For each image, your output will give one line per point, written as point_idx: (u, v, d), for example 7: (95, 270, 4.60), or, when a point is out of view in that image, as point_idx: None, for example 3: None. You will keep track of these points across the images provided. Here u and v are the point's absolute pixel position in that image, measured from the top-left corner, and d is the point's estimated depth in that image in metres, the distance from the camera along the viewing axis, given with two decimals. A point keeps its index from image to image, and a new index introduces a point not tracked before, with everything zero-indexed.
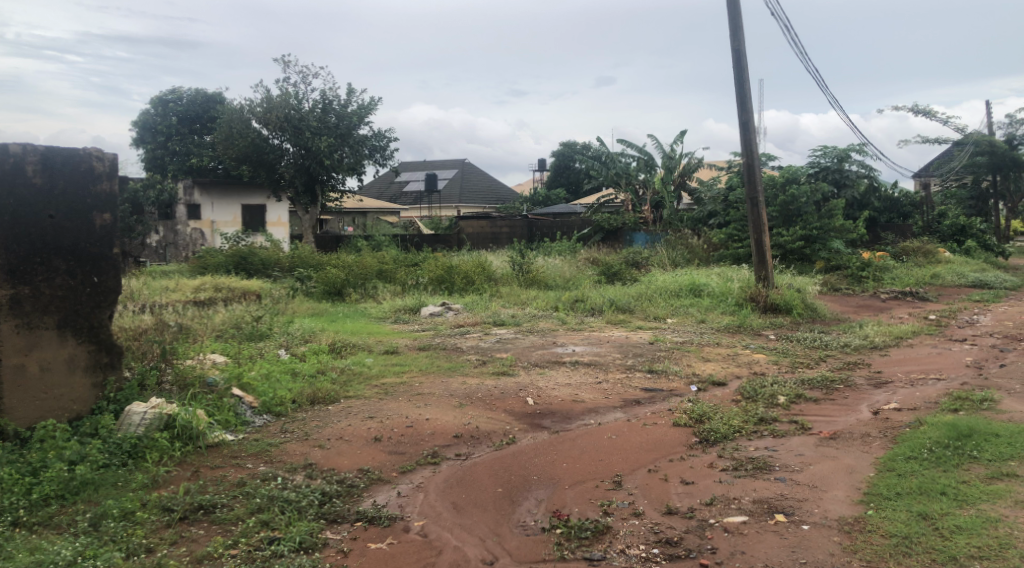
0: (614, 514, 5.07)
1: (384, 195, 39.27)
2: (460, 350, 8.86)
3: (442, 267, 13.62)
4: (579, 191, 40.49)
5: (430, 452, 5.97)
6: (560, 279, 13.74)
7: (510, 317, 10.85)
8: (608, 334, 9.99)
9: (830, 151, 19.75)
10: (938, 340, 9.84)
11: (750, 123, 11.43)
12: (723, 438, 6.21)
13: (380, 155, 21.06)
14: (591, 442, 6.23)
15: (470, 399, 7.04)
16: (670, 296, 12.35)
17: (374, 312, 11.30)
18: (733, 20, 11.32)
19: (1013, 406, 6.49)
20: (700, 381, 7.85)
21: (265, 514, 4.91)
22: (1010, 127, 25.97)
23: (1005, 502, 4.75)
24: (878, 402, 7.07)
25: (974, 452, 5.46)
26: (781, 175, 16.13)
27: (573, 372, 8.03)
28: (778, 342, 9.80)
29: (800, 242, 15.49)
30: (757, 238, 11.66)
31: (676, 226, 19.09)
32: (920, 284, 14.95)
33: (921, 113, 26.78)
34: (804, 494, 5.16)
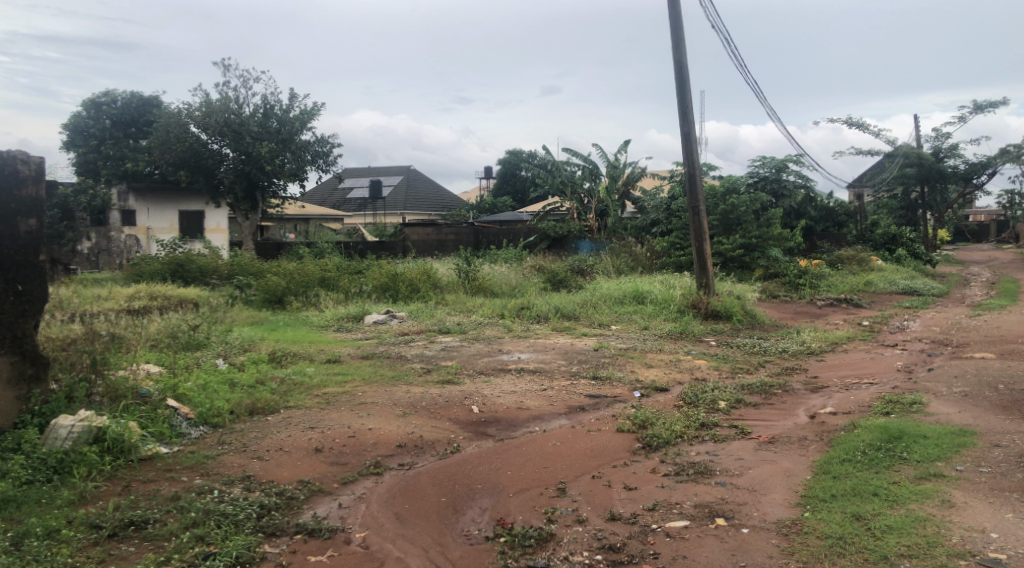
0: (558, 521, 5.08)
1: (328, 201, 38.82)
2: (404, 359, 8.79)
3: (387, 274, 13.51)
4: (525, 199, 40.66)
5: (373, 462, 5.90)
6: (506, 287, 13.75)
7: (455, 325, 10.81)
8: (553, 341, 10.03)
9: (769, 162, 20.26)
10: (871, 345, 10.15)
11: (691, 134, 11.63)
12: (665, 443, 6.28)
13: (322, 161, 20.82)
14: (536, 449, 6.23)
15: (414, 408, 6.98)
16: (614, 303, 12.46)
17: (316, 321, 11.12)
18: (675, 33, 11.52)
19: (940, 408, 6.72)
20: (643, 387, 7.93)
21: (200, 529, 4.78)
22: (937, 141, 26.96)
23: (932, 502, 4.91)
24: (815, 407, 7.24)
25: (903, 453, 5.64)
26: (722, 185, 16.46)
27: (518, 380, 8.03)
28: (719, 348, 9.97)
29: (740, 250, 15.85)
30: (698, 246, 11.86)
31: (620, 234, 19.31)
32: (854, 291, 15.39)
33: (854, 126, 27.62)
34: (744, 498, 5.25)
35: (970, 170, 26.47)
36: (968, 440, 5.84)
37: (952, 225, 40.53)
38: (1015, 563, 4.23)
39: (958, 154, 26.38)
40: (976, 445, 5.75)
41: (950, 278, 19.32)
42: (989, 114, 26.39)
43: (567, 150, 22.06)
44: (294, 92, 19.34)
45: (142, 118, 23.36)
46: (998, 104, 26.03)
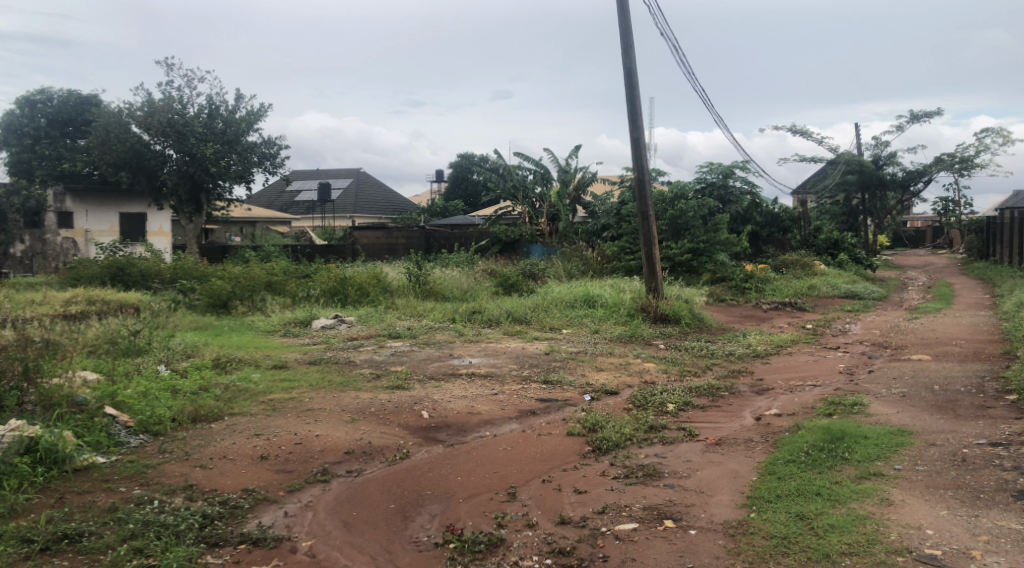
0: (508, 526, 5.06)
1: (275, 204, 38.27)
2: (353, 364, 8.68)
3: (335, 278, 13.36)
4: (476, 203, 40.65)
5: (320, 470, 5.81)
6: (457, 291, 13.70)
7: (405, 330, 10.72)
8: (504, 345, 10.03)
9: (716, 168, 20.61)
10: (814, 348, 10.38)
11: (641, 140, 11.76)
12: (615, 446, 6.32)
13: (269, 163, 20.51)
14: (486, 454, 6.20)
15: (363, 414, 6.90)
16: (565, 307, 12.52)
17: (262, 326, 10.92)
18: (625, 39, 11.63)
19: (880, 409, 6.89)
20: (594, 390, 7.97)
21: (139, 541, 4.66)
22: (877, 149, 27.70)
23: (872, 500, 5.03)
24: (760, 409, 7.36)
25: (845, 453, 5.76)
26: (670, 191, 16.70)
27: (469, 385, 7.98)
28: (668, 351, 10.08)
29: (688, 254, 16.05)
30: (648, 250, 11.97)
31: (571, 238, 19.42)
32: (798, 295, 15.73)
33: (798, 133, 28.25)
34: (691, 499, 5.30)
35: (907, 177, 27.31)
36: (906, 439, 6.00)
37: (891, 231, 41.77)
38: (950, 558, 4.35)
39: (896, 162, 27.19)
40: (913, 444, 5.90)
41: (889, 282, 19.89)
42: (925, 124, 27.27)
43: (518, 154, 22.09)
44: (240, 93, 19.01)
45: (80, 117, 22.75)
46: (933, 114, 26.90)
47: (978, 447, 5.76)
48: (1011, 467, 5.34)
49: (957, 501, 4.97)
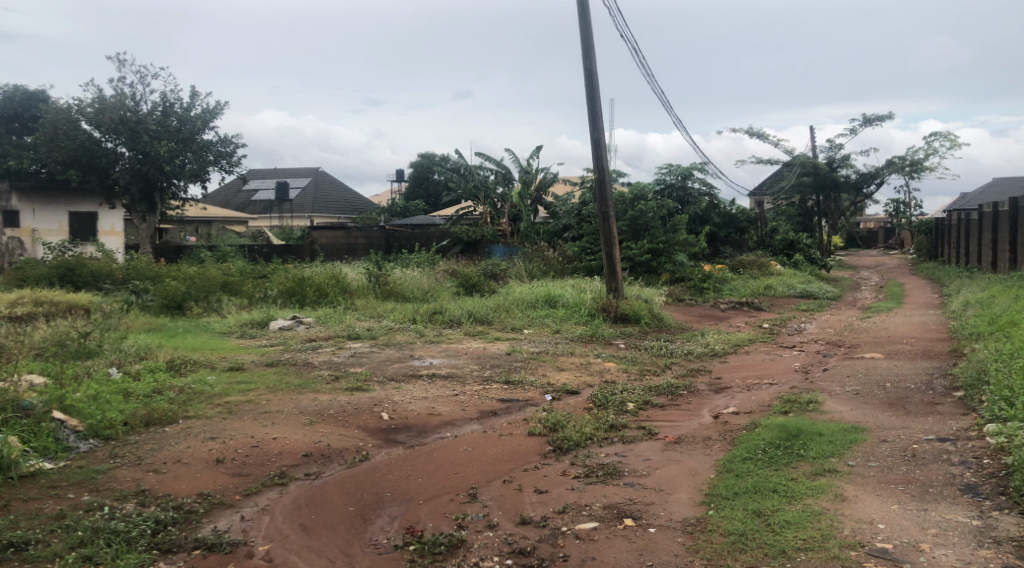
0: (468, 527, 5.05)
1: (232, 203, 37.72)
2: (312, 366, 8.58)
3: (294, 279, 13.21)
4: (438, 203, 40.55)
5: (278, 473, 5.73)
6: (418, 291, 13.64)
7: (365, 331, 10.63)
8: (466, 346, 10.00)
9: (675, 169, 20.79)
10: (771, 347, 10.55)
11: (601, 141, 11.82)
12: (576, 446, 6.34)
13: (226, 161, 20.18)
14: (447, 455, 6.17)
15: (321, 416, 6.82)
16: (526, 307, 12.53)
17: (218, 327, 10.75)
18: (585, 41, 11.68)
19: (835, 407, 7.02)
20: (555, 390, 7.98)
21: (89, 548, 4.55)
22: (831, 151, 28.21)
23: (827, 496, 5.11)
24: (718, 407, 7.44)
25: (801, 450, 5.85)
26: (630, 192, 16.84)
27: (430, 386, 7.94)
28: (627, 351, 10.15)
29: (648, 255, 16.17)
30: (608, 251, 12.04)
31: (532, 239, 19.46)
32: (755, 295, 15.95)
33: (755, 135, 28.66)
34: (651, 498, 5.34)
35: (860, 179, 27.88)
36: (859, 436, 6.11)
37: (844, 232, 42.68)
38: (901, 551, 4.44)
39: (849, 165, 27.75)
40: (865, 441, 6.02)
41: (843, 282, 20.30)
42: (877, 127, 27.89)
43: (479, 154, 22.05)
44: (195, 90, 18.68)
45: (27, 113, 22.15)
46: (884, 118, 27.51)
47: (928, 442, 5.90)
48: (959, 461, 5.48)
49: (908, 495, 5.08)
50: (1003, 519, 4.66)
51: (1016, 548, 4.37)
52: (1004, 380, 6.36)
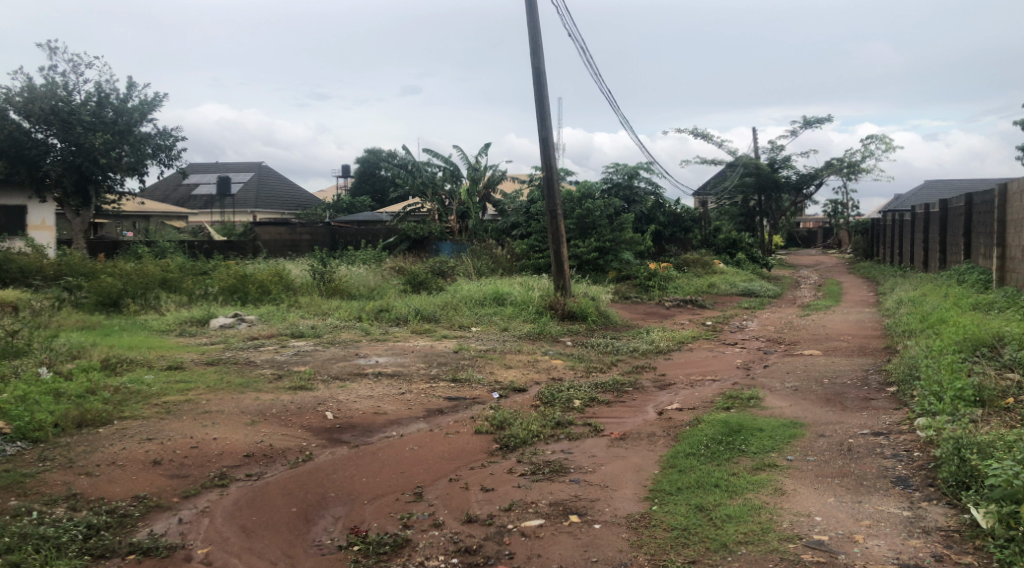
0: (413, 526, 5.01)
1: (170, 198, 36.78)
2: (254, 364, 8.41)
3: (235, 275, 12.96)
4: (384, 200, 40.24)
5: (218, 474, 5.61)
6: (364, 288, 13.51)
7: (309, 329, 10.48)
8: (412, 344, 9.93)
9: (621, 168, 20.99)
10: (714, 344, 10.73)
11: (549, 139, 11.86)
12: (522, 443, 6.35)
13: (164, 155, 19.68)
14: (393, 454, 6.12)
15: (263, 416, 6.70)
16: (474, 305, 12.50)
17: (156, 325, 10.47)
18: (533, 39, 11.70)
19: (775, 403, 7.16)
20: (501, 388, 7.98)
21: (15, 555, 4.40)
22: (773, 152, 28.84)
23: (766, 490, 5.22)
24: (663, 403, 7.55)
25: (742, 446, 5.96)
26: (578, 190, 16.96)
27: (375, 385, 7.86)
28: (574, 348, 10.21)
29: (595, 253, 16.30)
30: (556, 249, 12.09)
31: (481, 236, 19.45)
32: (699, 293, 16.19)
33: (699, 135, 29.12)
34: (596, 494, 5.38)
35: (800, 180, 28.59)
36: (798, 431, 6.25)
37: (785, 231, 43.74)
38: (836, 542, 4.55)
39: (790, 165, 28.43)
40: (803, 436, 6.16)
41: (784, 280, 20.77)
42: (817, 129, 28.62)
43: (427, 151, 21.92)
44: (132, 81, 18.16)
45: None
46: (824, 121, 28.24)
47: (863, 436, 6.06)
48: (892, 454, 5.64)
49: (843, 488, 5.22)
50: (931, 510, 4.82)
51: (943, 537, 4.52)
52: (934, 376, 6.58)
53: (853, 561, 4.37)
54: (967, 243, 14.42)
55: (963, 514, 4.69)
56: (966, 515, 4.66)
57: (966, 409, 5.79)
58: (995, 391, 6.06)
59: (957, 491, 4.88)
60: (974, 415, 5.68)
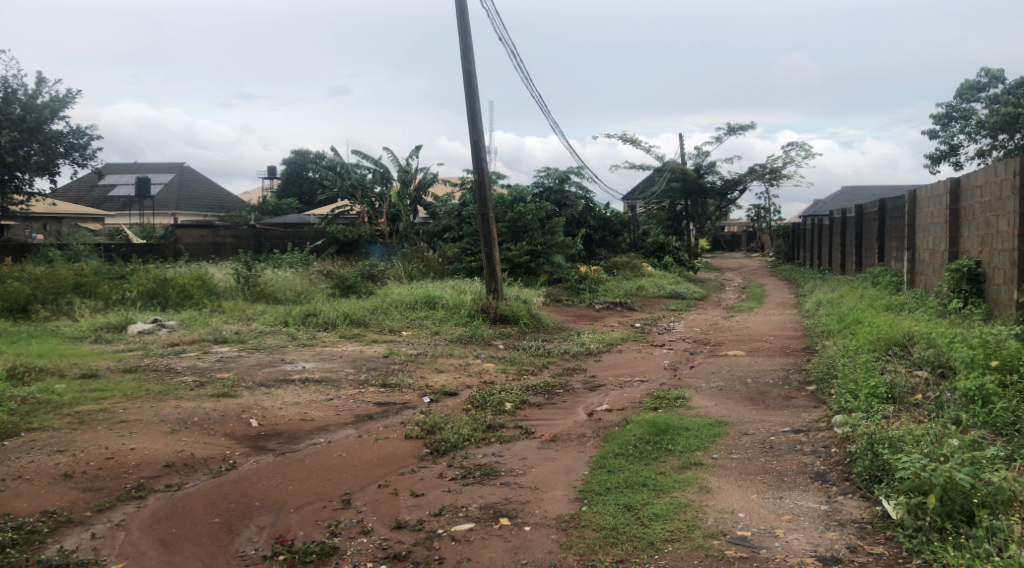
0: (341, 534, 4.93)
1: (85, 199, 35.40)
2: (174, 371, 8.16)
3: (155, 279, 12.55)
4: (312, 202, 39.63)
5: (134, 486, 5.41)
6: (290, 293, 13.26)
7: (233, 334, 10.23)
8: (341, 349, 9.78)
9: (552, 173, 21.23)
10: (643, 345, 10.90)
11: (480, 142, 11.86)
12: (453, 447, 6.32)
13: (78, 154, 18.91)
14: (320, 462, 6.01)
15: (184, 424, 6.50)
16: (405, 309, 12.39)
17: (69, 332, 10.07)
18: (464, 42, 11.69)
19: (701, 403, 7.31)
20: (432, 392, 7.93)
21: None
22: (698, 158, 29.55)
23: (693, 488, 5.32)
24: (593, 404, 7.62)
25: (669, 445, 6.07)
26: (510, 193, 16.99)
27: (302, 391, 7.71)
28: (506, 351, 10.23)
29: (527, 256, 16.37)
30: (488, 252, 12.08)
31: (412, 239, 19.30)
32: (628, 295, 16.40)
33: (628, 141, 29.60)
34: (527, 496, 5.39)
35: (725, 186, 29.40)
36: (722, 430, 6.40)
37: (711, 235, 44.73)
38: (758, 537, 4.66)
39: (714, 171, 29.19)
40: (728, 434, 6.30)
41: (709, 283, 21.29)
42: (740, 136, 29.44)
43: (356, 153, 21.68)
44: (41, 77, 17.40)
45: None
46: (747, 128, 29.05)
47: (784, 434, 6.24)
48: (811, 451, 5.82)
49: (765, 485, 5.35)
50: (847, 503, 4.99)
51: (857, 529, 4.68)
52: (850, 374, 6.82)
53: (774, 555, 4.48)
54: (880, 246, 15.02)
55: (875, 506, 4.86)
56: (879, 507, 4.84)
57: (879, 405, 6.02)
58: (905, 387, 6.31)
59: (871, 485, 5.07)
60: (887, 411, 5.90)
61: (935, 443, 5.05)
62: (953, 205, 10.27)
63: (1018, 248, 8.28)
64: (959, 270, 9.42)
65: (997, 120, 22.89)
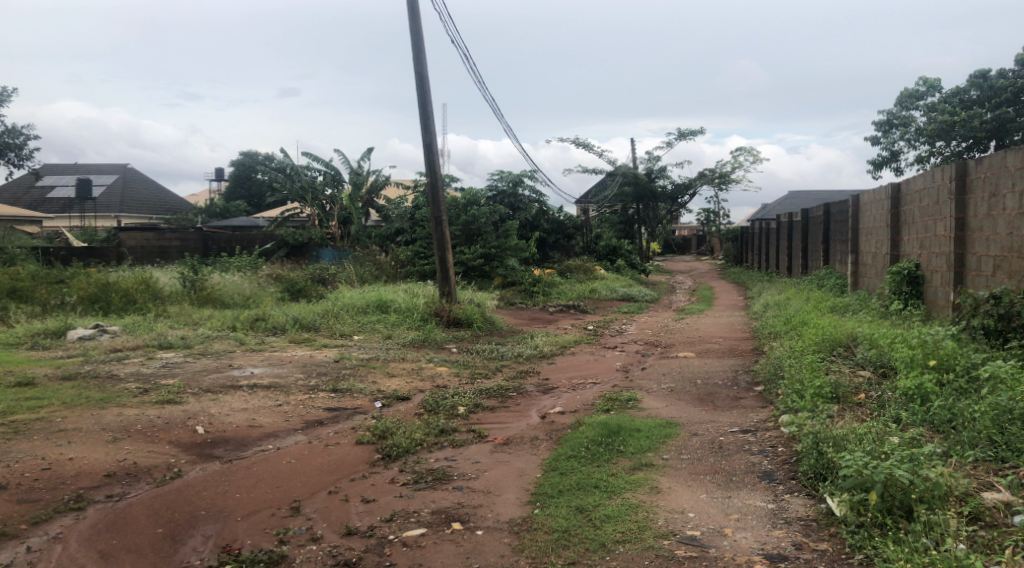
0: (289, 542, 4.85)
1: (23, 200, 34.34)
2: (116, 378, 7.93)
3: (97, 283, 12.22)
4: (261, 204, 39.04)
5: (73, 497, 5.24)
6: (238, 297, 13.04)
7: (179, 340, 9.99)
8: (290, 354, 9.63)
9: (506, 176, 21.26)
10: (595, 348, 10.96)
11: (433, 145, 11.80)
12: (405, 452, 6.26)
13: (15, 154, 18.34)
14: (268, 469, 5.90)
15: (126, 432, 6.33)
16: (356, 313, 12.26)
17: (4, 339, 9.74)
18: (416, 44, 11.63)
19: (652, 404, 7.37)
20: (384, 397, 7.85)
21: None
22: (650, 162, 29.84)
23: (644, 489, 5.35)
24: (546, 407, 7.62)
25: (620, 446, 6.10)
26: (463, 197, 16.91)
27: (250, 397, 7.57)
28: (459, 355, 10.18)
29: (480, 259, 16.31)
30: (441, 255, 12.04)
31: (364, 242, 19.13)
32: (581, 298, 16.48)
33: (580, 145, 29.76)
34: (479, 500, 5.36)
35: (675, 190, 29.80)
36: (673, 430, 6.46)
37: (662, 238, 45.13)
38: (707, 537, 4.71)
39: (665, 175, 29.53)
40: (678, 435, 6.36)
41: (661, 285, 21.52)
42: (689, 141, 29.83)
43: (306, 155, 21.42)
44: None
45: None
46: (696, 133, 29.44)
47: (732, 434, 6.31)
48: (758, 450, 5.90)
49: (714, 485, 5.41)
50: (793, 501, 5.07)
51: (803, 527, 4.76)
52: (797, 375, 6.94)
53: (723, 554, 4.53)
54: (825, 250, 15.34)
55: (820, 504, 4.95)
56: (823, 505, 4.93)
57: (824, 405, 6.14)
58: (849, 387, 6.44)
59: (816, 483, 5.16)
60: (831, 410, 6.02)
61: (877, 441, 5.16)
62: (894, 210, 10.54)
63: (953, 251, 8.53)
64: (899, 272, 9.67)
65: (934, 127, 23.60)
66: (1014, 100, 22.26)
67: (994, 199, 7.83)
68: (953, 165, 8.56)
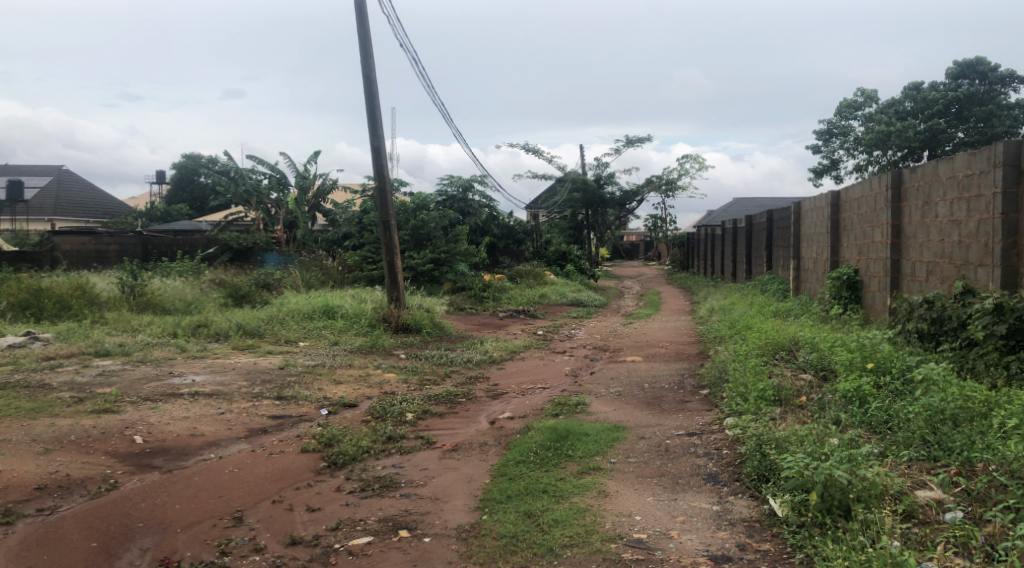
0: (231, 553, 4.73)
1: None
2: (49, 387, 7.65)
3: (29, 289, 11.82)
4: (204, 208, 38.22)
5: (2, 511, 5.04)
6: (179, 303, 12.74)
7: (116, 347, 9.71)
8: (234, 360, 9.44)
9: (456, 181, 21.13)
10: (545, 352, 10.98)
11: (381, 148, 11.71)
12: (351, 460, 6.17)
13: None
14: (210, 478, 5.75)
15: (59, 443, 6.11)
16: (302, 318, 12.07)
17: None
18: (364, 47, 11.54)
19: (600, 408, 7.41)
20: (330, 404, 7.74)
21: None
22: (598, 168, 30.04)
23: (592, 493, 5.37)
24: (495, 413, 7.60)
25: (569, 451, 6.11)
26: (412, 201, 16.80)
27: (191, 405, 7.38)
28: (407, 361, 10.11)
29: (429, 265, 16.26)
30: (390, 260, 11.94)
31: (310, 247, 18.87)
32: (530, 303, 16.51)
33: (530, 151, 29.86)
34: (426, 507, 5.31)
35: (624, 197, 30.20)
36: (620, 434, 6.49)
37: (611, 243, 45.53)
38: (654, 540, 4.74)
39: (614, 182, 29.84)
40: (625, 439, 6.40)
41: (609, 290, 21.70)
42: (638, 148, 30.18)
43: (251, 158, 21.06)
44: None
45: None
46: (644, 140, 29.81)
47: (678, 437, 6.38)
48: (704, 453, 5.97)
49: (660, 487, 5.46)
50: (738, 503, 5.13)
51: (747, 527, 4.83)
52: (741, 378, 7.04)
53: (669, 556, 4.56)
54: (768, 255, 15.65)
55: (763, 505, 5.03)
56: (767, 506, 5.01)
57: (767, 408, 6.24)
58: (791, 390, 6.56)
59: (759, 484, 5.24)
60: (774, 413, 6.13)
61: (817, 442, 5.26)
62: (834, 216, 10.80)
63: (890, 257, 8.78)
64: (840, 277, 9.89)
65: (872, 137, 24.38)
66: (946, 111, 23.04)
67: (927, 207, 8.08)
68: (889, 175, 8.80)
